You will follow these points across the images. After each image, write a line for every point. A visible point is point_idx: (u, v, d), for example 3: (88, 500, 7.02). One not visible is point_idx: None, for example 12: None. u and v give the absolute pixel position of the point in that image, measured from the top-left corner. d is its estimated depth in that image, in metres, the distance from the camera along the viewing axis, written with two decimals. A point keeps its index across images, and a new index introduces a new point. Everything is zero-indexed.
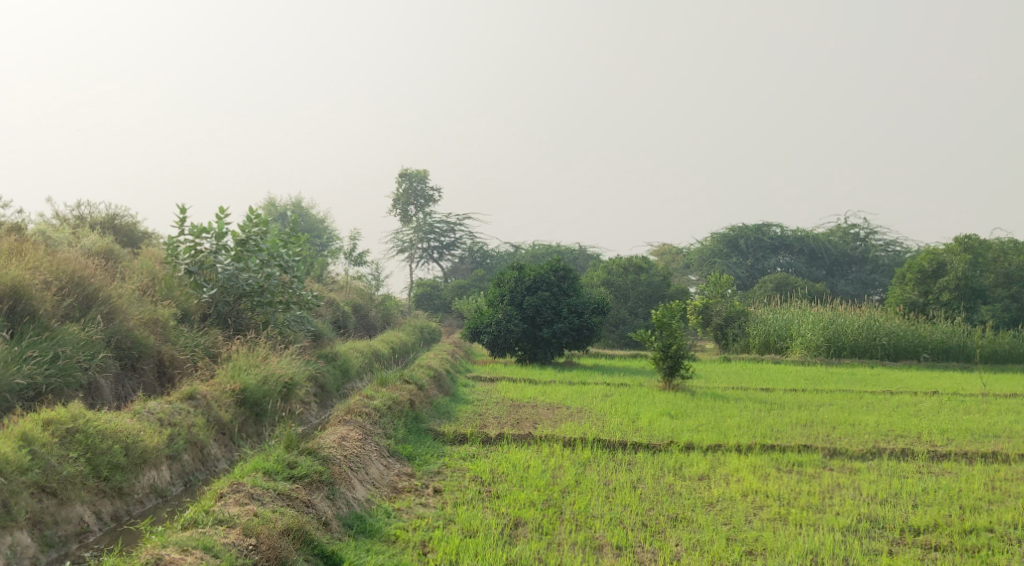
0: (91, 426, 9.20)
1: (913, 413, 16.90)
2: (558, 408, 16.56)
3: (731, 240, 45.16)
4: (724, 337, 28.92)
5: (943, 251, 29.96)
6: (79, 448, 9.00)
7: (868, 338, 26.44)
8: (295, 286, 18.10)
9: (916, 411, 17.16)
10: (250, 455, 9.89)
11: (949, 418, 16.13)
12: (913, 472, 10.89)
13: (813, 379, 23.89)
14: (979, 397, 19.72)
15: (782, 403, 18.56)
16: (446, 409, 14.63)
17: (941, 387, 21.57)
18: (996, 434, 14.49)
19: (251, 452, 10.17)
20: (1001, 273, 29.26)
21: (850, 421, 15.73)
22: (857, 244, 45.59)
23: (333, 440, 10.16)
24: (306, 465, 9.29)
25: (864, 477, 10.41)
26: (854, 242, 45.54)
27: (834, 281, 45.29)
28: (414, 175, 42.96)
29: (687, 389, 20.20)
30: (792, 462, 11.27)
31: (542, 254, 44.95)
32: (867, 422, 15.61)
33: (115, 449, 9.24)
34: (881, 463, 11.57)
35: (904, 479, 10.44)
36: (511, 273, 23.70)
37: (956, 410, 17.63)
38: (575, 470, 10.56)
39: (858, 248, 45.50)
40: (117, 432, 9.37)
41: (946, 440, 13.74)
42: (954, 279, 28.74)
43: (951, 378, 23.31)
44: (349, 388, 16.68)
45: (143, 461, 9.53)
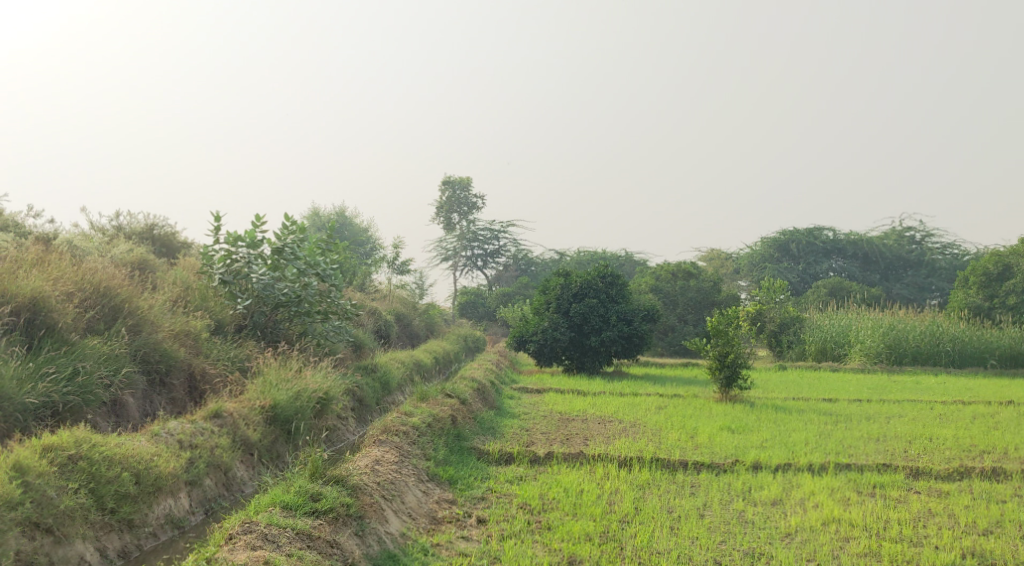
0: (96, 452, 8.40)
1: (992, 426, 15.72)
2: (610, 422, 15.60)
3: (782, 244, 43.85)
4: (779, 344, 27.57)
5: (1010, 253, 28.54)
6: (81, 478, 8.20)
7: (931, 344, 25.13)
8: (335, 295, 17.25)
9: (997, 424, 15.95)
10: (274, 482, 9.03)
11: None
12: (1011, 496, 9.79)
13: (876, 388, 22.65)
14: None
15: (847, 415, 17.45)
16: (491, 425, 13.72)
17: (1016, 397, 20.29)
18: None
19: (277, 477, 9.32)
20: None
21: (925, 436, 14.60)
22: (913, 247, 44.03)
23: (365, 465, 9.30)
24: (332, 496, 8.41)
25: (958, 502, 9.34)
26: (909, 245, 44.00)
27: (890, 285, 43.95)
28: (457, 182, 42.20)
29: (745, 401, 19.14)
30: (874, 483, 10.22)
31: (588, 260, 43.98)
32: (944, 436, 14.48)
33: (123, 478, 8.44)
34: (971, 485, 10.48)
35: (1006, 505, 9.35)
36: (557, 280, 22.81)
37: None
38: (635, 496, 9.61)
39: (914, 251, 43.95)
40: (126, 459, 8.57)
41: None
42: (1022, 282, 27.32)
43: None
44: (390, 401, 15.84)
45: (157, 490, 8.74)
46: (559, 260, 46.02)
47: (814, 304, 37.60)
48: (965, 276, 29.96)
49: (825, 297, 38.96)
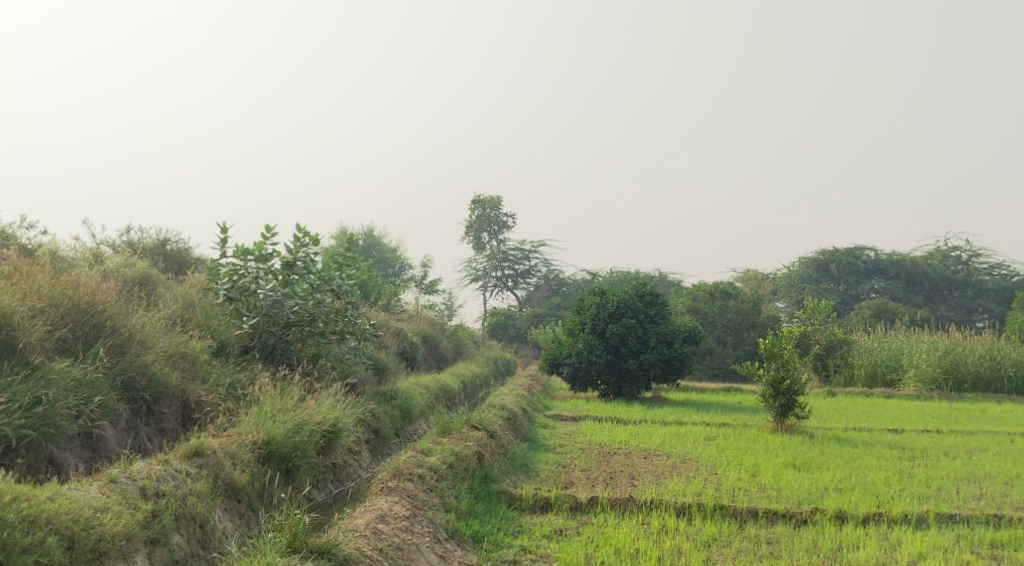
0: (13, 511, 6.92)
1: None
2: (658, 456, 13.79)
3: (821, 264, 41.80)
4: (824, 369, 25.09)
5: None
6: None
7: (992, 368, 22.85)
8: (351, 313, 15.32)
9: None
10: (247, 551, 7.42)
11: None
12: None
13: (940, 417, 20.48)
14: None
15: (920, 450, 15.42)
16: (524, 461, 11.98)
17: None
18: None
19: (255, 541, 7.65)
20: None
21: (1020, 480, 12.78)
22: (959, 268, 41.70)
23: (365, 528, 7.71)
24: None
25: None
26: (955, 266, 41.67)
27: (934, 307, 41.60)
28: (486, 202, 40.52)
29: (805, 432, 17.22)
30: (987, 540, 10.12)
31: (621, 281, 42.10)
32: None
33: (48, 544, 6.91)
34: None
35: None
36: (593, 298, 21.03)
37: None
38: (718, 549, 9.47)
39: (960, 272, 41.61)
40: (57, 519, 7.06)
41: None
42: None
43: None
44: (411, 431, 14.09)
45: (99, 559, 7.14)
46: (592, 281, 44.23)
47: (859, 326, 35.54)
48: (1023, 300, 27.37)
49: (870, 319, 36.81)
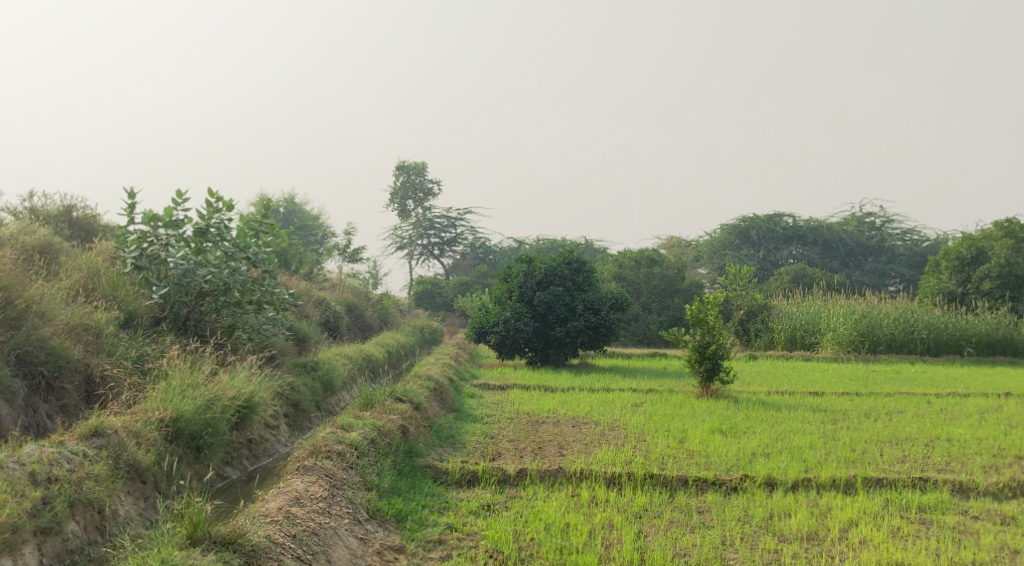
0: None
1: (1005, 425, 14.06)
2: (587, 425, 13.47)
3: (742, 231, 41.89)
4: (746, 333, 24.90)
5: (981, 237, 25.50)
6: None
7: (905, 331, 22.57)
8: (268, 283, 14.70)
9: (1010, 423, 14.11)
10: (148, 540, 6.97)
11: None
12: None
13: (857, 379, 20.23)
14: None
15: (841, 411, 15.30)
16: (450, 433, 11.57)
17: (1010, 387, 17.84)
18: None
19: (157, 527, 7.18)
20: None
21: (941, 441, 12.74)
22: (873, 233, 42.12)
23: (278, 513, 7.32)
24: None
25: None
26: (869, 232, 42.07)
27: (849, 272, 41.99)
28: (411, 167, 39.76)
29: (730, 397, 17.09)
30: (915, 504, 10.02)
31: (548, 248, 41.81)
32: (965, 442, 12.71)
33: None
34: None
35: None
36: (520, 266, 20.60)
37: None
38: (650, 520, 9.22)
39: (874, 238, 42.01)
40: None
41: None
42: (996, 266, 24.34)
43: (1007, 374, 19.55)
44: (333, 404, 13.60)
45: None
46: (518, 248, 43.84)
47: (779, 291, 35.72)
48: (935, 257, 26.75)
49: (789, 284, 36.65)
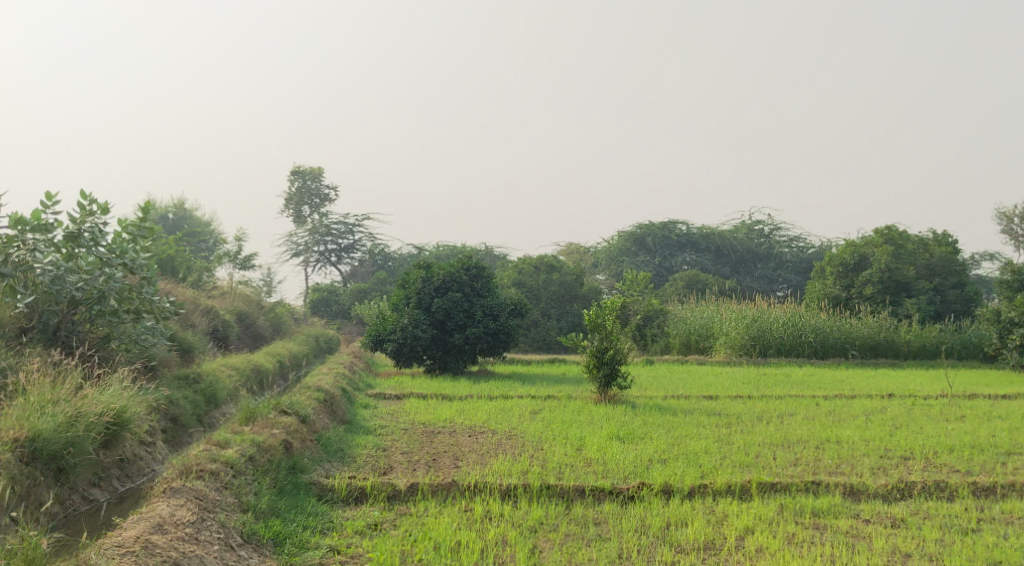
0: None
1: (891, 426, 14.20)
2: (482, 434, 13.07)
3: (638, 238, 42.16)
4: (642, 338, 24.80)
5: (862, 243, 25.94)
6: None
7: (793, 335, 22.64)
8: (148, 291, 13.90)
9: (896, 425, 14.22)
10: None
11: (940, 434, 13.41)
12: (966, 522, 9.80)
13: (749, 382, 20.28)
14: (943, 400, 16.54)
15: (735, 414, 15.23)
16: (339, 446, 11.06)
17: (893, 388, 18.08)
18: (1011, 466, 11.70)
19: None
20: (922, 265, 25.40)
21: (831, 443, 12.74)
22: (761, 240, 42.57)
23: (137, 543, 6.87)
24: None
25: (926, 536, 9.45)
26: (758, 238, 42.51)
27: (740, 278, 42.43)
28: (307, 172, 38.88)
29: (627, 402, 16.89)
30: (809, 509, 9.91)
31: (447, 254, 41.37)
32: (854, 443, 12.74)
33: None
34: (919, 505, 10.21)
35: (976, 540, 9.42)
36: (417, 272, 20.07)
37: (936, 417, 14.83)
38: (544, 535, 8.88)
39: (763, 245, 42.47)
40: None
41: (946, 475, 11.06)
42: (877, 272, 24.75)
43: (891, 376, 19.69)
44: (216, 417, 12.93)
45: None
46: (417, 254, 43.29)
47: (675, 296, 35.93)
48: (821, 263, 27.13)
49: (684, 290, 36.89)
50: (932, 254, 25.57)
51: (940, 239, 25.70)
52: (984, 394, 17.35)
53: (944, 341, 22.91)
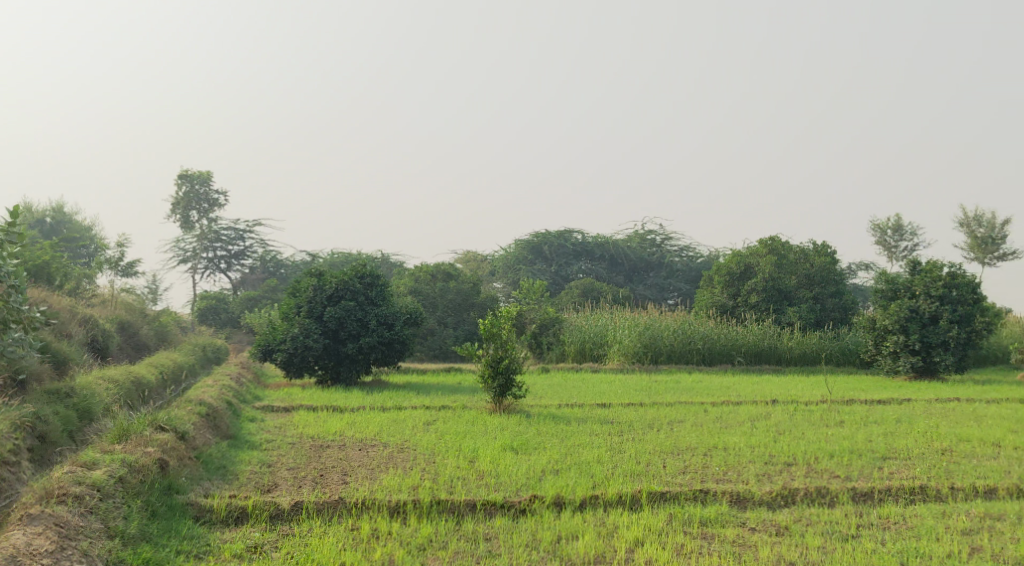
0: None
1: (777, 432, 14.35)
2: (373, 447, 12.72)
3: (535, 246, 42.10)
4: (538, 346, 24.58)
5: (746, 251, 26.60)
6: None
7: (683, 342, 22.88)
8: (17, 301, 13.12)
9: (781, 431, 14.37)
10: None
11: (822, 439, 13.61)
12: (850, 529, 9.88)
13: (641, 389, 20.32)
14: (827, 405, 16.82)
15: (628, 422, 15.19)
16: (221, 463, 10.61)
17: (778, 394, 18.37)
18: (892, 469, 11.88)
19: None
20: (802, 275, 25.71)
21: (719, 450, 12.78)
22: (653, 250, 43.37)
23: None
24: None
25: (810, 544, 9.50)
26: (650, 248, 43.28)
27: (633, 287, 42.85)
28: (195, 176, 37.80)
29: (522, 412, 16.70)
30: (697, 517, 9.88)
31: (341, 261, 40.71)
32: (740, 450, 12.80)
33: None
34: (802, 511, 10.28)
35: (856, 547, 9.51)
36: (309, 280, 19.53)
37: (817, 422, 15.06)
38: (433, 553, 8.61)
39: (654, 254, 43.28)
40: None
41: (827, 481, 11.19)
42: (761, 280, 25.37)
43: (774, 383, 19.90)
44: (90, 433, 12.29)
45: None
46: (311, 261, 42.48)
47: (570, 304, 36.00)
48: (708, 272, 27.44)
49: (580, 298, 36.98)
50: (812, 263, 25.97)
51: (820, 248, 26.13)
52: (863, 399, 17.74)
53: (823, 347, 23.32)
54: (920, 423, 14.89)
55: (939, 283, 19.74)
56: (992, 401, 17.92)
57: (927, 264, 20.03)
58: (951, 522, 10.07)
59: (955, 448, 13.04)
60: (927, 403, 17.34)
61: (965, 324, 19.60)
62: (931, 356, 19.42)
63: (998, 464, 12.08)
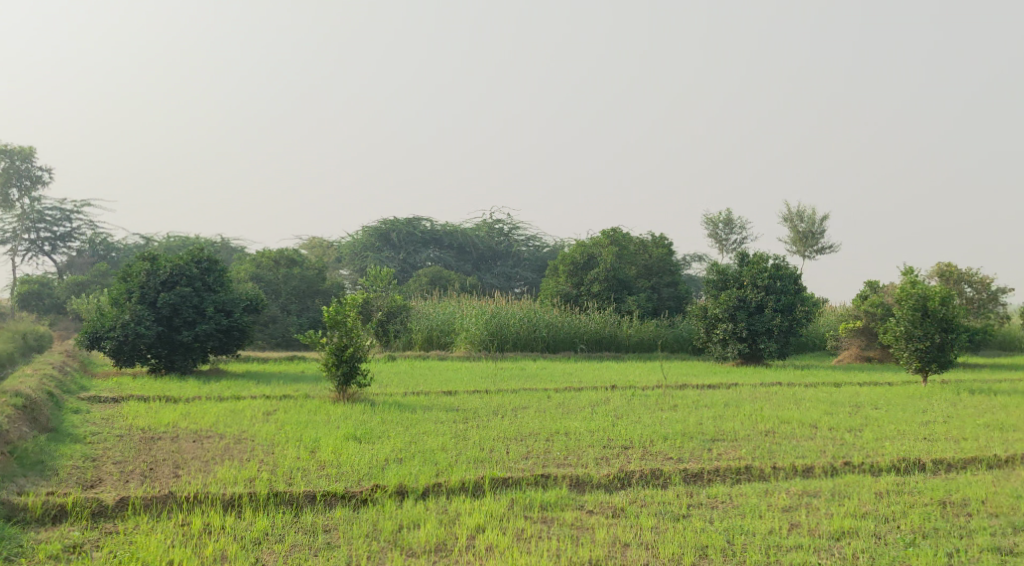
0: None
1: (614, 417, 14.55)
2: (206, 438, 12.20)
3: (383, 234, 41.47)
4: (385, 334, 24.05)
5: (589, 243, 26.84)
6: None
7: (529, 329, 22.93)
8: None
9: (620, 416, 14.57)
10: None
11: (656, 423, 13.91)
12: (683, 508, 10.08)
13: (486, 376, 20.27)
14: (663, 390, 17.21)
15: (472, 409, 15.09)
16: (40, 459, 9.94)
17: (618, 379, 18.67)
18: (724, 450, 12.20)
19: None
20: (641, 265, 26.61)
21: (560, 435, 12.84)
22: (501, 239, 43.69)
23: None
24: None
25: (644, 524, 9.64)
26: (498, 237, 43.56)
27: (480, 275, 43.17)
28: (16, 152, 35.71)
29: (366, 400, 16.33)
30: (537, 502, 9.90)
31: (177, 245, 39.20)
32: (580, 435, 12.89)
33: None
34: (638, 493, 10.44)
35: (686, 526, 9.69)
36: (141, 264, 18.58)
37: (653, 407, 15.39)
38: (269, 548, 8.33)
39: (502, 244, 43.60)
40: None
41: (661, 463, 11.41)
42: (603, 270, 25.65)
43: (624, 368, 20.30)
44: None
45: None
46: (144, 245, 40.74)
47: (418, 292, 35.68)
48: (553, 261, 27.62)
49: (427, 286, 36.70)
50: (650, 255, 26.89)
51: (657, 240, 27.05)
52: (697, 384, 18.20)
53: (660, 334, 23.96)
54: (745, 406, 15.55)
55: (764, 274, 20.42)
56: (809, 385, 18.85)
57: (754, 257, 20.67)
58: (772, 500, 10.39)
59: (778, 429, 13.68)
60: (750, 388, 18.05)
61: (787, 313, 20.37)
62: (757, 342, 20.25)
63: (815, 443, 12.65)
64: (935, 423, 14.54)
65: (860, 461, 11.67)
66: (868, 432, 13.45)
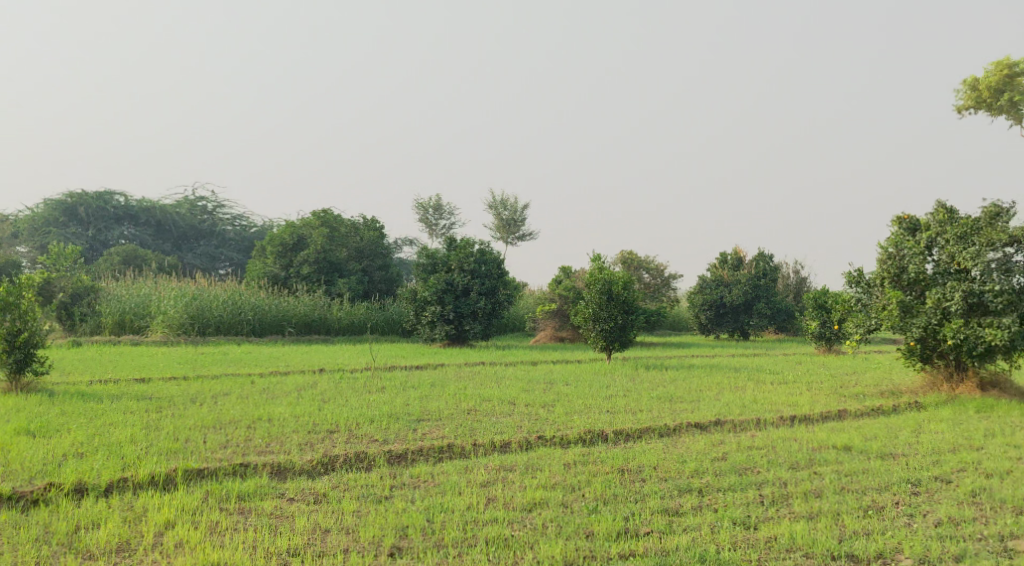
0: None
1: (320, 401, 14.09)
2: None
3: (68, 207, 37.22)
4: (70, 317, 22.16)
5: (299, 224, 26.06)
6: None
7: (233, 313, 21.81)
8: None
9: (326, 400, 14.14)
10: None
11: (362, 406, 13.64)
12: (385, 490, 9.87)
13: (185, 362, 19.06)
14: (368, 373, 17.00)
15: (166, 398, 14.09)
16: None
17: (325, 362, 18.16)
18: (428, 430, 12.13)
19: None
20: (353, 247, 26.04)
21: (263, 421, 12.22)
22: (205, 217, 41.87)
23: None
24: None
25: (346, 509, 9.35)
26: (201, 215, 41.70)
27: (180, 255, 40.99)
28: None
29: (44, 391, 14.72)
30: (234, 493, 9.34)
31: None
32: (284, 421, 12.34)
33: None
34: (340, 477, 10.11)
35: (387, 508, 9.49)
36: None
37: (360, 389, 15.22)
38: None
39: (206, 222, 41.81)
40: None
41: (365, 445, 11.15)
42: (313, 252, 25.00)
43: (333, 351, 19.74)
44: None
45: None
46: None
47: (109, 272, 33.17)
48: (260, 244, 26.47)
49: (120, 266, 34.29)
50: (363, 237, 26.30)
51: (370, 221, 26.44)
52: (404, 366, 18.08)
53: (370, 317, 23.74)
54: (455, 386, 16.31)
55: (470, 259, 20.66)
56: (508, 363, 19.38)
57: (460, 241, 20.89)
58: (472, 476, 10.44)
59: (477, 409, 15.06)
60: (457, 367, 18.26)
61: (491, 295, 20.80)
62: (462, 324, 20.52)
63: (512, 419, 13.81)
64: (614, 400, 17.08)
65: (549, 434, 12.67)
66: (558, 408, 15.50)
